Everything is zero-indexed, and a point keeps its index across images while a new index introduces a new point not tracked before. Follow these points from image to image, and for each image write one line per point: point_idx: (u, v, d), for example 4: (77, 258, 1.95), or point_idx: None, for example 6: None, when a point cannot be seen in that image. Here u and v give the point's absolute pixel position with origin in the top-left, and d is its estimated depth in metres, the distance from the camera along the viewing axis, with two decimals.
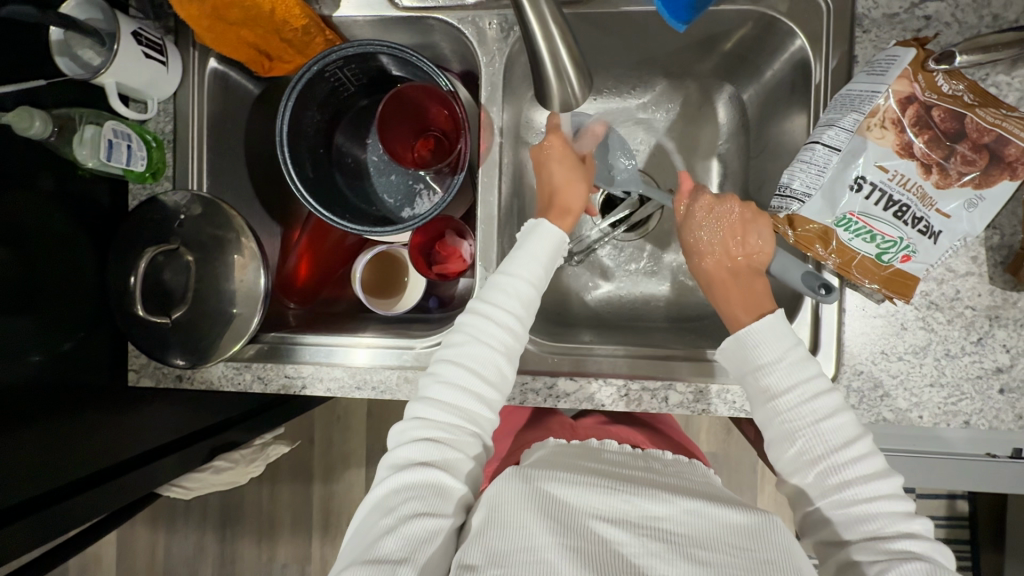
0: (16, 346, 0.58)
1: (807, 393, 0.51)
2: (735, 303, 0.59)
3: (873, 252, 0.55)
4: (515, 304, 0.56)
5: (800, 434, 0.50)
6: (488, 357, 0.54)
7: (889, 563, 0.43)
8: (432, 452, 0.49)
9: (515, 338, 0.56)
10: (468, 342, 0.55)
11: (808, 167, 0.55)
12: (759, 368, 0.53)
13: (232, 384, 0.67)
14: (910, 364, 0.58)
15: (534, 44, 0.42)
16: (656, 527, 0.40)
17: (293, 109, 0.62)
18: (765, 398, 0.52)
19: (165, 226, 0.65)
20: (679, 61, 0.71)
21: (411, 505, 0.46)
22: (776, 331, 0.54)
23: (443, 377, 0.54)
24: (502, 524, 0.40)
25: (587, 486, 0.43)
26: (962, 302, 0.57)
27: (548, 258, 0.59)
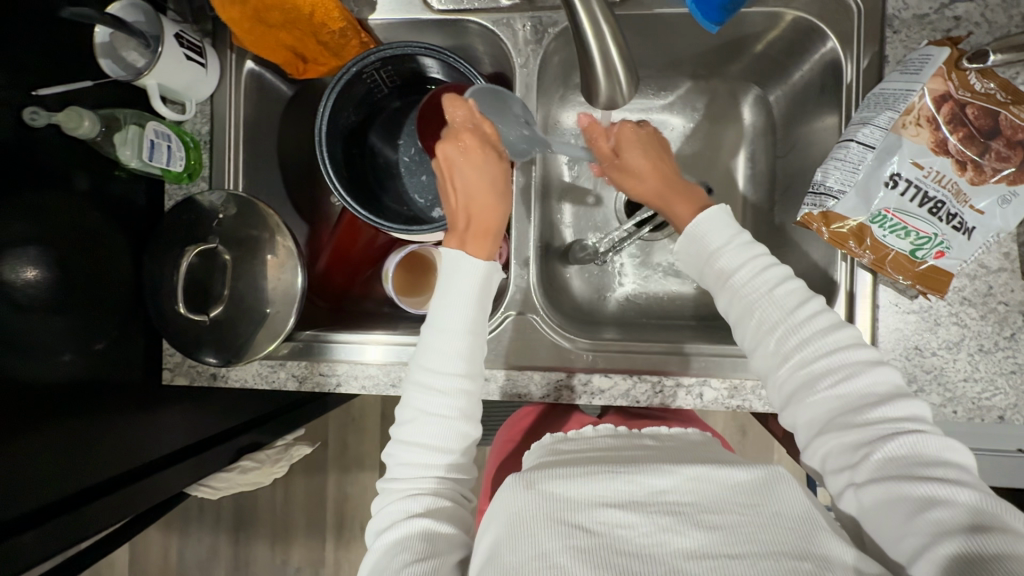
0: (54, 342, 0.58)
1: (757, 268, 0.52)
2: (676, 201, 0.59)
3: (907, 248, 0.56)
4: (454, 361, 0.54)
5: (757, 306, 0.51)
6: (435, 426, 0.53)
7: (872, 446, 0.43)
8: (413, 505, 0.50)
9: (464, 397, 0.53)
10: (416, 418, 0.53)
11: (844, 164, 0.56)
12: (712, 255, 0.55)
13: (267, 381, 0.68)
14: (943, 359, 0.58)
15: (585, 43, 0.44)
16: (663, 501, 0.41)
17: (331, 110, 0.63)
18: (720, 280, 0.54)
19: (202, 225, 0.66)
20: (706, 63, 0.72)
21: (400, 558, 0.46)
22: (721, 220, 0.55)
23: (406, 454, 0.53)
24: (514, 538, 0.40)
25: (582, 476, 0.43)
26: (993, 297, 0.58)
27: (479, 295, 0.55)
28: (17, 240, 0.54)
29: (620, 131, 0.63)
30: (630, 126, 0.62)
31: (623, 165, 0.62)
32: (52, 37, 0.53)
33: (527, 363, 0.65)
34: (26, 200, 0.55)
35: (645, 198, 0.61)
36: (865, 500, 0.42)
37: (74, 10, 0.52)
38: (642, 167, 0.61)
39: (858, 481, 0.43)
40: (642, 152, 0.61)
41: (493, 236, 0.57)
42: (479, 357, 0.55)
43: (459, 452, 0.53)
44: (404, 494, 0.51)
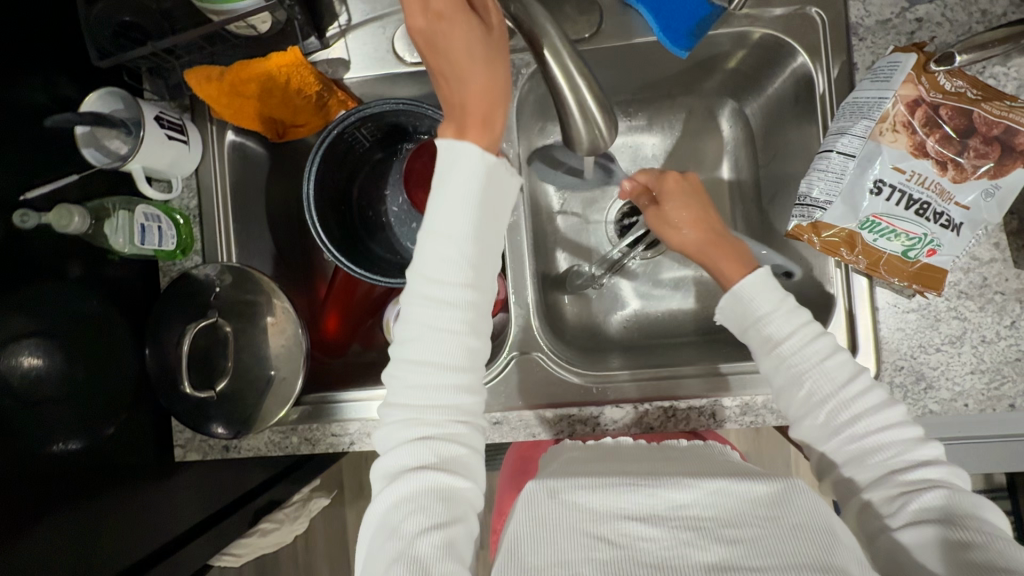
0: (61, 433, 0.58)
1: (807, 337, 0.52)
2: (722, 260, 0.59)
3: (899, 249, 0.57)
4: (463, 268, 0.47)
5: (807, 376, 0.50)
6: (447, 341, 0.47)
7: (907, 496, 0.44)
8: (423, 454, 0.45)
9: (474, 308, 0.48)
10: (424, 332, 0.47)
11: (826, 175, 0.57)
12: (758, 321, 0.54)
13: (279, 448, 0.67)
14: (948, 354, 0.59)
15: (559, 92, 0.46)
16: (684, 516, 0.41)
17: (317, 171, 0.63)
18: (766, 346, 0.53)
19: (201, 298, 0.66)
20: (679, 83, 0.73)
21: (416, 521, 0.43)
22: (767, 281, 0.55)
23: (419, 380, 0.47)
24: (535, 541, 0.41)
25: (606, 489, 0.43)
26: (990, 288, 0.58)
27: (482, 199, 0.47)
28: (16, 339, 0.54)
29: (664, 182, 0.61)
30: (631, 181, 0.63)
31: (663, 217, 0.61)
32: (33, 136, 0.54)
33: (539, 402, 0.65)
34: (18, 296, 0.55)
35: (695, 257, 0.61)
36: (905, 542, 0.42)
37: (55, 118, 0.54)
38: (684, 227, 0.61)
39: (897, 527, 0.43)
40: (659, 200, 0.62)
41: (490, 119, 0.47)
42: (488, 267, 0.49)
43: (473, 374, 0.48)
44: (421, 426, 0.46)
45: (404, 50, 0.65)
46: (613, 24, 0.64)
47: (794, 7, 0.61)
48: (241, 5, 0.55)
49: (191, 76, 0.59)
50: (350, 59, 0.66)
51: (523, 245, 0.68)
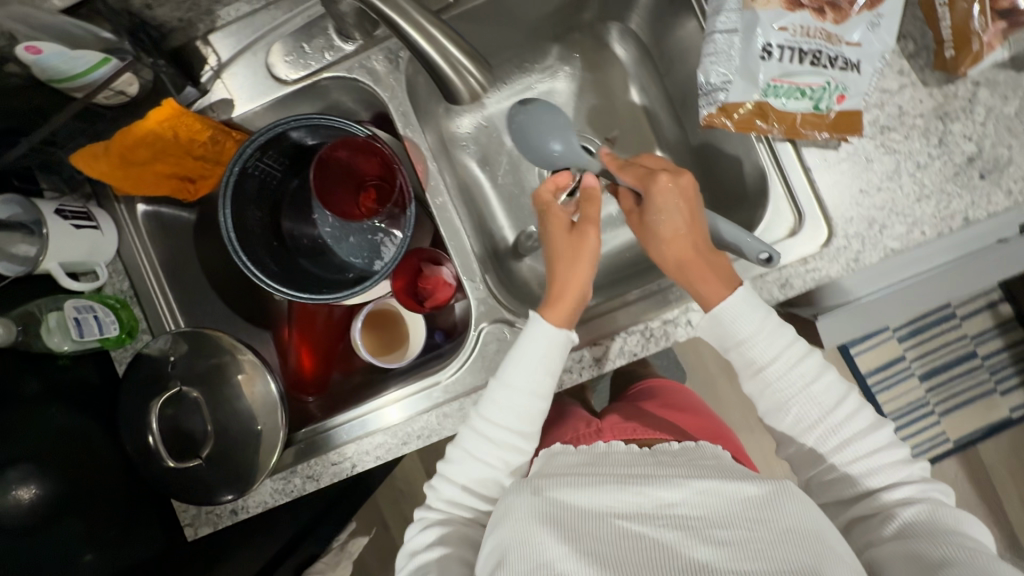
0: (60, 547, 0.56)
1: (791, 359, 0.57)
2: (704, 283, 0.58)
3: (809, 106, 0.57)
4: (519, 421, 0.57)
5: (794, 403, 0.57)
6: (490, 472, 0.57)
7: (891, 514, 0.51)
8: (435, 531, 0.55)
9: (518, 454, 0.57)
10: (465, 457, 0.58)
11: (718, 57, 0.57)
12: (741, 343, 0.57)
13: (286, 494, 0.65)
14: (890, 190, 0.59)
15: (423, 53, 0.46)
16: (670, 514, 0.43)
17: (233, 212, 0.62)
18: (754, 372, 0.58)
19: (160, 373, 0.65)
20: (561, 23, 0.74)
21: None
22: (747, 306, 0.56)
23: (483, 430, 0.57)
24: (516, 543, 0.44)
25: (592, 487, 0.46)
26: (908, 115, 0.59)
27: (544, 357, 0.57)
28: None
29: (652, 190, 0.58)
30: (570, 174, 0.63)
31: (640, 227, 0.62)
32: None
33: None
34: None
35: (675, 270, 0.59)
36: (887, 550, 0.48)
37: None
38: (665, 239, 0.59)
39: (881, 541, 0.50)
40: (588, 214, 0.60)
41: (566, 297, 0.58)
42: (538, 418, 0.58)
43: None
44: (472, 472, 0.57)
45: (282, 70, 0.64)
46: None
47: None
48: (100, 74, 0.55)
49: (78, 160, 0.59)
50: (233, 96, 0.65)
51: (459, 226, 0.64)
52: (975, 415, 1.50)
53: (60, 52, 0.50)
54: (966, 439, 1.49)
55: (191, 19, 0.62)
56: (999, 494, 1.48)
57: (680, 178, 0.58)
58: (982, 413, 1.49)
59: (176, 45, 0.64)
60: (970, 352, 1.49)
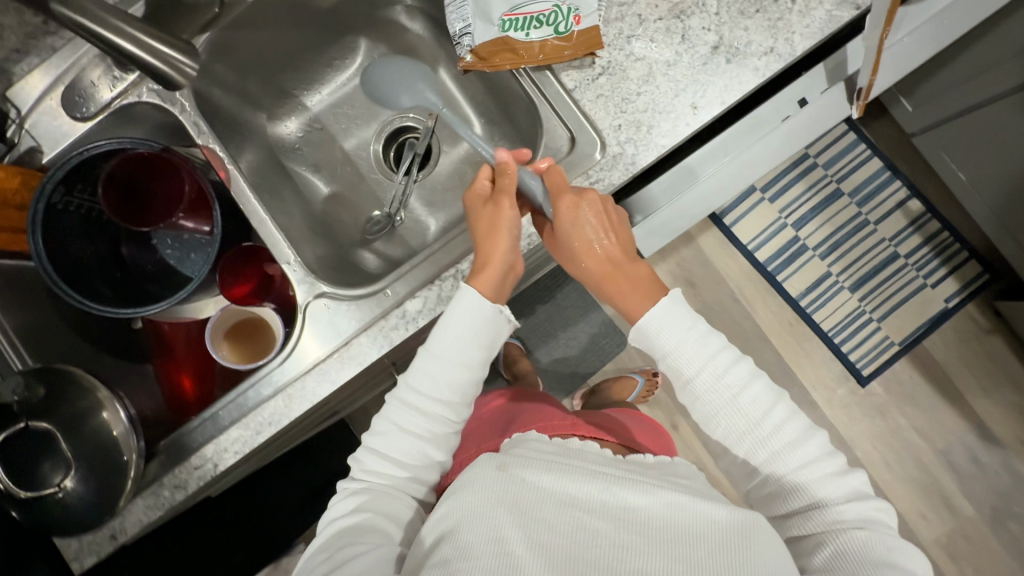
0: None
1: (719, 370, 0.58)
2: (625, 292, 0.61)
3: (551, 31, 0.61)
4: (451, 394, 0.60)
5: (722, 415, 0.58)
6: (418, 446, 0.60)
7: (830, 532, 0.53)
8: (364, 497, 0.58)
9: (444, 427, 0.60)
10: (393, 432, 0.60)
11: (456, 5, 0.62)
12: (667, 355, 0.59)
13: (158, 509, 0.67)
14: (650, 92, 0.62)
15: (119, 45, 0.58)
16: (631, 516, 0.47)
17: (45, 246, 0.64)
18: (681, 380, 0.60)
19: (15, 415, 0.67)
20: (353, 15, 0.80)
21: (344, 539, 0.54)
22: (672, 319, 0.58)
23: (411, 399, 0.60)
24: (472, 519, 0.46)
25: (561, 474, 0.50)
26: (648, 20, 0.62)
27: (474, 328, 0.59)
28: None
29: (586, 201, 0.60)
30: (508, 204, 0.61)
31: (563, 246, 0.62)
32: None
33: (350, 334, 0.66)
34: None
35: (595, 279, 0.62)
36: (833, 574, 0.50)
37: None
38: (593, 247, 0.60)
39: (821, 562, 0.52)
40: (517, 252, 0.61)
41: (499, 277, 0.60)
42: (467, 391, 0.61)
43: (428, 465, 0.60)
44: (399, 445, 0.59)
45: (71, 110, 0.68)
46: None
47: None
48: None
49: None
50: (40, 144, 0.69)
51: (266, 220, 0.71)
52: (913, 313, 1.50)
53: None
54: (911, 338, 1.49)
55: None
56: (957, 385, 1.47)
57: (609, 203, 0.61)
58: (919, 310, 1.50)
59: None
60: (891, 253, 1.51)
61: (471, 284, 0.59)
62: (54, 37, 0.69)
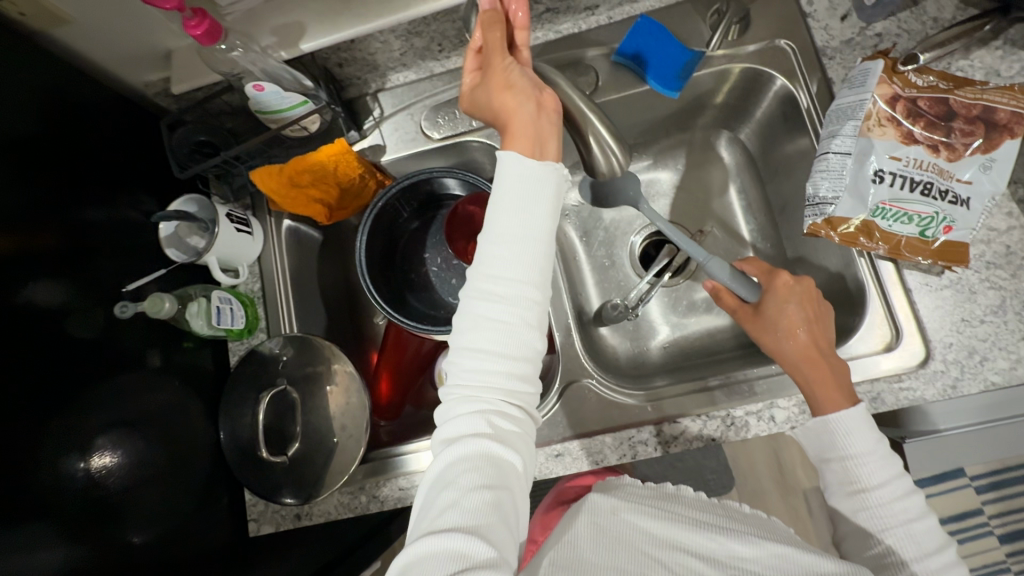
0: (139, 522, 0.60)
1: (899, 490, 0.53)
2: (821, 385, 0.57)
3: (915, 231, 0.60)
4: (529, 262, 0.46)
5: (890, 532, 0.52)
6: (509, 334, 0.46)
7: None
8: (483, 423, 0.44)
9: (534, 301, 0.47)
10: (478, 344, 0.46)
11: (829, 174, 0.62)
12: (848, 459, 0.55)
13: (349, 509, 0.68)
14: (994, 324, 0.59)
15: (576, 129, 0.53)
16: (743, 568, 0.42)
17: (367, 240, 0.70)
18: (855, 494, 0.55)
19: (269, 369, 0.71)
20: (675, 123, 0.81)
21: (468, 477, 0.43)
22: (860, 425, 0.55)
23: (484, 287, 0.46)
24: (593, 545, 0.43)
25: (669, 521, 0.46)
26: (1016, 255, 0.60)
27: (524, 176, 0.47)
28: (99, 430, 0.58)
29: (777, 283, 0.62)
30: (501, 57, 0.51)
31: (763, 322, 0.62)
32: (108, 239, 0.62)
33: (596, 428, 0.66)
34: (104, 388, 0.59)
35: (789, 369, 0.59)
36: None
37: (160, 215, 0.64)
38: (798, 332, 0.59)
39: None
40: (538, 85, 0.51)
41: (539, 135, 0.49)
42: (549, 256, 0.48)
43: (530, 365, 0.47)
44: (491, 339, 0.46)
45: (430, 128, 0.75)
46: (609, 78, 0.73)
47: (765, 42, 0.70)
48: (296, 112, 0.66)
49: (257, 173, 0.69)
50: (385, 144, 0.76)
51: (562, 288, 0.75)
52: None
53: (276, 91, 0.62)
54: None
55: (366, 78, 0.75)
56: None
57: (804, 281, 0.62)
58: None
59: (350, 97, 0.77)
60: None
61: (506, 149, 0.48)
62: (436, 62, 0.75)
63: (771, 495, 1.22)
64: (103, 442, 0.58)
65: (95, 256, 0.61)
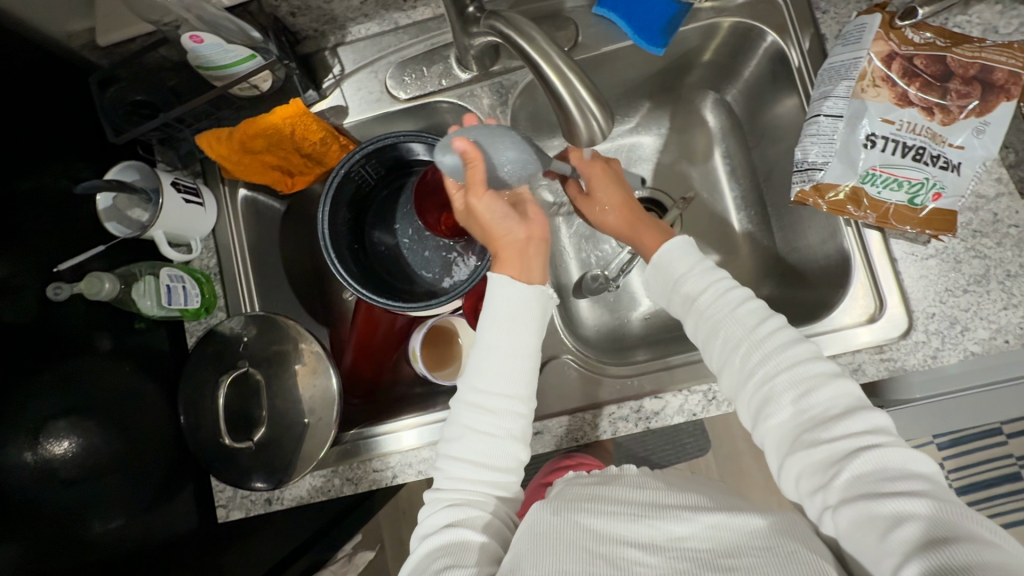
0: (97, 512, 0.57)
1: (725, 296, 0.55)
2: (645, 232, 0.63)
3: (904, 198, 0.57)
4: (512, 382, 0.52)
5: (722, 327, 0.53)
6: (494, 445, 0.51)
7: (845, 464, 0.43)
8: (457, 511, 0.48)
9: (519, 418, 0.52)
10: (467, 433, 0.52)
11: (819, 138, 0.59)
12: (677, 282, 0.58)
13: (323, 493, 0.66)
14: (977, 294, 0.58)
15: (554, 89, 0.48)
16: (683, 548, 0.41)
17: (330, 212, 0.65)
18: (687, 304, 0.56)
19: (230, 351, 0.67)
20: (658, 82, 0.76)
21: (440, 562, 0.45)
22: (683, 250, 0.59)
23: (476, 399, 0.52)
24: (533, 555, 0.41)
25: (612, 514, 0.44)
26: (1003, 222, 0.59)
27: (527, 310, 0.53)
28: (43, 418, 0.53)
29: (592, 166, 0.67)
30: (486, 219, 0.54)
31: (592, 200, 0.66)
32: (38, 210, 0.56)
33: (577, 405, 0.64)
34: (45, 373, 0.54)
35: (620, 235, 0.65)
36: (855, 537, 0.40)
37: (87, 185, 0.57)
38: (616, 201, 0.65)
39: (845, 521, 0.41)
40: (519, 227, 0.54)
41: (525, 256, 0.54)
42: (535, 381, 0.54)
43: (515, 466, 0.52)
44: (479, 448, 0.51)
45: (397, 88, 0.69)
46: (590, 34, 0.68)
47: None
48: (243, 68, 0.60)
49: (202, 139, 0.64)
50: (347, 105, 0.70)
51: None
52: None
53: (217, 44, 0.56)
54: None
55: (325, 31, 0.68)
56: None
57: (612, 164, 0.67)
58: None
59: (307, 52, 0.70)
60: (1015, 474, 1.17)
61: (499, 272, 0.54)
62: (401, 13, 0.69)
63: (745, 456, 1.25)
64: (49, 431, 0.54)
65: (23, 230, 0.54)
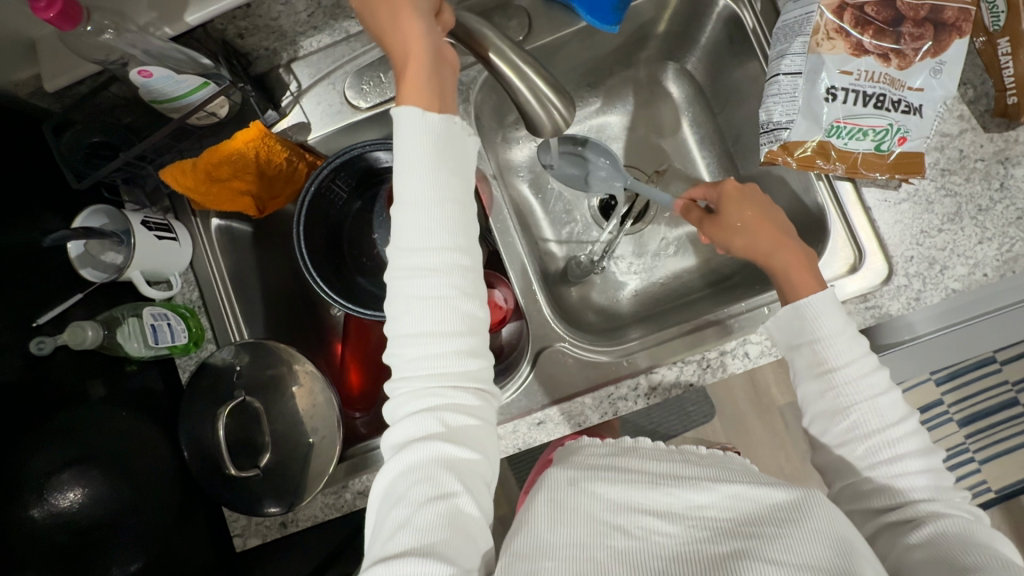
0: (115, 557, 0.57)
1: (865, 365, 0.50)
2: (787, 270, 0.56)
3: (871, 146, 0.58)
4: (444, 232, 0.44)
5: (854, 408, 0.49)
6: (443, 307, 0.44)
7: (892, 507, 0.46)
8: (430, 423, 0.43)
9: (463, 274, 0.45)
10: (413, 307, 0.44)
11: (781, 98, 0.59)
12: (818, 340, 0.52)
13: (335, 509, 0.66)
14: (951, 232, 0.59)
15: (510, 85, 0.48)
16: (702, 516, 0.41)
17: (305, 229, 0.64)
18: (819, 371, 0.51)
19: (225, 381, 0.67)
20: (618, 60, 0.76)
21: (421, 490, 0.42)
22: (829, 307, 0.53)
23: (410, 266, 0.44)
24: (554, 528, 0.41)
25: (627, 482, 0.44)
26: (969, 158, 0.60)
27: (437, 151, 0.45)
28: (46, 475, 0.53)
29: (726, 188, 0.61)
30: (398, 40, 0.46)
31: (721, 222, 0.60)
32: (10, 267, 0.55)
33: (576, 390, 0.65)
34: (42, 429, 0.54)
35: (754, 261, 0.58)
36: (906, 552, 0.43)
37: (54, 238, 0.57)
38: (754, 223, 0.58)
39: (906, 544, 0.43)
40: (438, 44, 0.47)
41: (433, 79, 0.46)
42: (473, 229, 0.46)
43: (477, 338, 0.45)
44: (429, 319, 0.44)
45: (357, 97, 0.68)
46: (543, 21, 0.67)
47: None
48: (198, 96, 0.59)
49: (168, 173, 0.63)
50: (310, 121, 0.69)
51: (518, 250, 0.68)
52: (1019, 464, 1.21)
53: (167, 76, 0.54)
54: None
55: (276, 48, 0.67)
56: None
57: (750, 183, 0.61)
58: None
59: (261, 71, 0.69)
60: (1011, 399, 1.19)
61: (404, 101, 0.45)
62: (350, 21, 0.67)
63: (749, 415, 1.27)
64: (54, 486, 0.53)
65: None
